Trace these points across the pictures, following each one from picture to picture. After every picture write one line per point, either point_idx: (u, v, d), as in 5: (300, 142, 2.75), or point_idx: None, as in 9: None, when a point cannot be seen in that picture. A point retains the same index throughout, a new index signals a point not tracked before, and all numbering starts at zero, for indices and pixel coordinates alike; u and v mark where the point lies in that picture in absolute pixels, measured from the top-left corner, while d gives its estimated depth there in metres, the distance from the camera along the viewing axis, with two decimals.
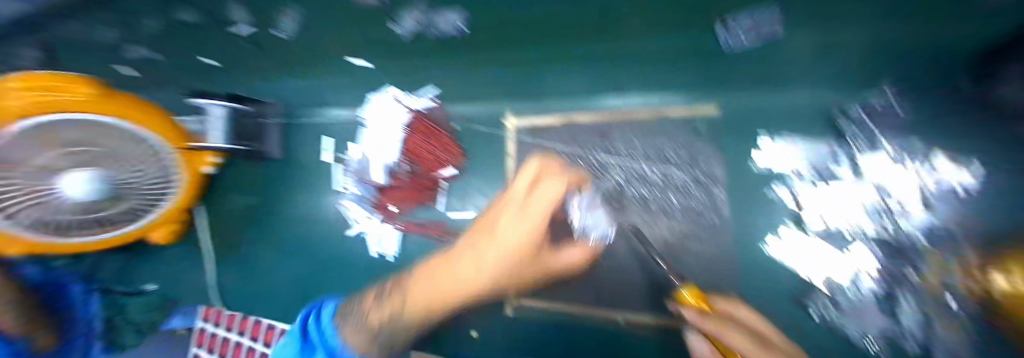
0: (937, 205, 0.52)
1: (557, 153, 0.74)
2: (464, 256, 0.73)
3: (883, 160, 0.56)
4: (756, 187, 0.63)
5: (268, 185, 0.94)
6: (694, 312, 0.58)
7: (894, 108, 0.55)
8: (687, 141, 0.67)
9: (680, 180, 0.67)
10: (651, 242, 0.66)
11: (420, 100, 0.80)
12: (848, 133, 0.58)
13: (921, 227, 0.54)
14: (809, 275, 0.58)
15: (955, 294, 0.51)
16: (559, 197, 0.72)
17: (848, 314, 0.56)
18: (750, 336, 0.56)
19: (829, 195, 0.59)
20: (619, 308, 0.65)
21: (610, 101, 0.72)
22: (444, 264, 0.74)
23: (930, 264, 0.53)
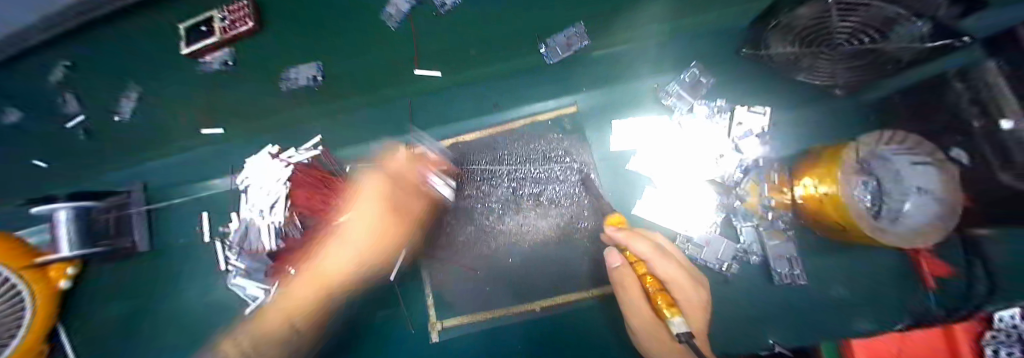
0: (745, 146, 0.71)
1: (451, 174, 0.77)
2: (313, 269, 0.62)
3: (701, 121, 0.73)
4: (617, 164, 0.74)
5: (142, 283, 0.82)
6: (613, 227, 0.60)
7: (699, 81, 0.74)
8: (558, 138, 0.76)
9: (561, 172, 0.75)
10: (550, 232, 0.73)
11: (303, 151, 0.76)
12: (673, 106, 0.74)
13: (739, 167, 0.69)
14: (676, 224, 0.69)
15: (771, 210, 0.67)
16: (463, 212, 0.76)
17: (706, 248, 0.67)
18: (659, 250, 0.56)
19: (672, 157, 0.71)
20: (533, 299, 0.71)
21: (490, 117, 0.79)
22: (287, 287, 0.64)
23: (752, 194, 0.69)
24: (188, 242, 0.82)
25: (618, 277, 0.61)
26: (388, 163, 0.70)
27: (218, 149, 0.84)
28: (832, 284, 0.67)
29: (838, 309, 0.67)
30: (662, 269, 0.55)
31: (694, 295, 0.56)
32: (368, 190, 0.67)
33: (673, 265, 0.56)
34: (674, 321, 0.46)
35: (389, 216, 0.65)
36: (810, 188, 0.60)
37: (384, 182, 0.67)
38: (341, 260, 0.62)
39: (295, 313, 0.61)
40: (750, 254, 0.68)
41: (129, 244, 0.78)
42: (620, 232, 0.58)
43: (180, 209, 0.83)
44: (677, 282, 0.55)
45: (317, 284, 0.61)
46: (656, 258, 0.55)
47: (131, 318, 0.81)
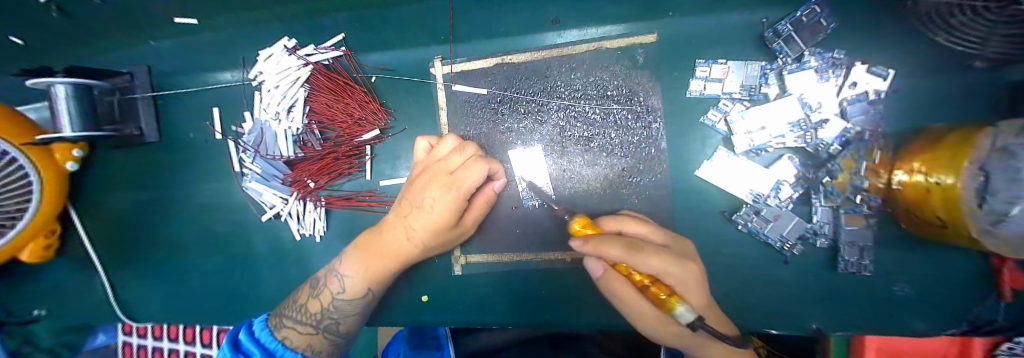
0: (853, 112, 0.58)
1: (492, 101, 0.67)
2: (377, 240, 0.59)
3: (811, 75, 0.57)
4: (689, 114, 0.63)
5: (157, 175, 0.79)
6: (579, 241, 0.48)
7: (819, 21, 0.56)
8: (625, 73, 0.63)
9: (621, 115, 0.63)
10: (595, 182, 0.64)
11: (321, 50, 0.66)
12: (778, 51, 0.59)
13: (837, 138, 0.58)
14: (741, 193, 0.60)
15: (861, 192, 0.56)
16: (498, 147, 0.66)
17: (774, 223, 0.59)
18: (636, 246, 0.46)
19: (764, 114, 0.58)
20: (566, 249, 0.66)
21: (545, 37, 0.66)
22: (367, 235, 0.62)
23: (843, 170, 0.58)
24: (199, 138, 0.76)
25: (608, 285, 0.52)
26: (459, 183, 0.53)
27: (215, 34, 0.70)
28: (901, 281, 0.60)
29: (895, 307, 0.61)
30: (645, 268, 0.45)
31: (684, 273, 0.48)
32: (438, 212, 0.54)
33: (657, 253, 0.47)
34: (679, 313, 0.43)
35: (461, 201, 0.54)
36: (916, 173, 0.47)
37: (453, 210, 0.54)
38: (400, 249, 0.58)
39: (375, 274, 0.59)
40: (819, 236, 0.60)
41: (136, 131, 0.73)
42: (588, 245, 0.47)
43: (190, 103, 0.76)
44: (672, 274, 0.46)
45: (373, 272, 0.58)
46: (638, 260, 0.45)
47: (152, 209, 0.80)
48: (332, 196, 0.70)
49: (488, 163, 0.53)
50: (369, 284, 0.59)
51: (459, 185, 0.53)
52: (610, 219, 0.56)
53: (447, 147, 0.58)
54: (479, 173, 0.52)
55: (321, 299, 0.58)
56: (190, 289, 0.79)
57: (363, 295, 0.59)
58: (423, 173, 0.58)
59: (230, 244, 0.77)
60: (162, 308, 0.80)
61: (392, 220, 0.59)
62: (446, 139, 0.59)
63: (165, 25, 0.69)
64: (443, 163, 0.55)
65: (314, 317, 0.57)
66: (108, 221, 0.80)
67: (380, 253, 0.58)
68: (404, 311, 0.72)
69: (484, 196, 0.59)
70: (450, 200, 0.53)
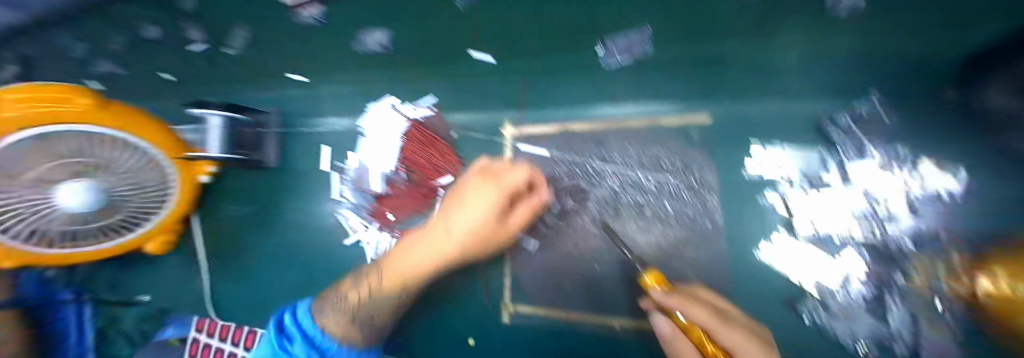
0: (922, 209, 0.56)
1: (553, 162, 0.75)
2: (429, 233, 0.68)
3: (873, 167, 0.58)
4: (746, 193, 0.65)
5: (262, 195, 0.93)
6: (660, 291, 0.52)
7: (879, 115, 0.59)
8: (681, 149, 0.68)
9: (675, 188, 0.67)
10: (648, 249, 0.67)
11: (419, 109, 0.80)
12: (837, 141, 0.61)
13: (906, 233, 0.57)
14: (808, 283, 0.60)
15: (941, 296, 0.54)
16: (554, 204, 0.73)
17: (841, 318, 0.58)
18: (721, 315, 0.50)
19: (821, 203, 0.61)
20: (609, 314, 0.67)
21: (606, 111, 0.74)
22: (415, 233, 0.72)
23: (920, 272, 0.56)
24: (301, 167, 0.91)
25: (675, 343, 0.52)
26: (500, 181, 0.64)
27: (338, 89, 0.88)
28: None
29: None
30: (724, 340, 0.45)
31: None
32: (471, 224, 0.64)
33: (743, 338, 0.45)
34: None
35: (501, 198, 0.63)
36: (1009, 286, 0.48)
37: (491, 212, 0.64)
38: (418, 266, 0.66)
39: (422, 271, 0.66)
40: (897, 341, 0.56)
41: (259, 157, 0.89)
42: (671, 297, 0.51)
43: (302, 139, 0.92)
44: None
45: (415, 271, 0.67)
46: (715, 326, 0.46)
47: (252, 222, 0.94)
48: (406, 230, 0.78)
49: (527, 170, 0.66)
50: (406, 276, 0.67)
51: (504, 186, 0.64)
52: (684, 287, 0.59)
53: (496, 163, 0.71)
54: (519, 176, 0.64)
55: (358, 293, 0.69)
56: (268, 299, 0.90)
57: (395, 289, 0.68)
58: (473, 177, 0.70)
59: (308, 262, 0.88)
60: (241, 312, 0.92)
61: (439, 215, 0.69)
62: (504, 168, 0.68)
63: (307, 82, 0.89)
64: (489, 168, 0.67)
65: (350, 310, 0.69)
66: (216, 229, 0.95)
67: (425, 247, 0.67)
68: (452, 350, 0.76)
69: (518, 199, 0.67)
70: (489, 207, 0.63)
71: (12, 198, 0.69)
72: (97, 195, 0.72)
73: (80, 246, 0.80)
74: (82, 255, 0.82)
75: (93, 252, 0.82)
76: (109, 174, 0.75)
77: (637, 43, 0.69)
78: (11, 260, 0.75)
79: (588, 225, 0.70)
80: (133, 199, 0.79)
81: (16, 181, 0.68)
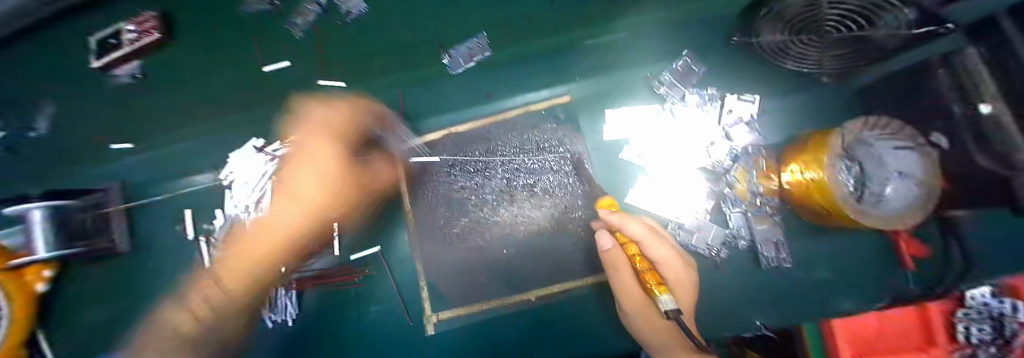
0: (735, 133, 0.72)
1: (446, 165, 0.77)
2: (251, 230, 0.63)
3: (693, 110, 0.73)
4: (610, 153, 0.76)
5: (127, 284, 0.80)
6: (607, 210, 0.62)
7: (691, 69, 0.73)
8: (552, 128, 0.76)
9: (554, 162, 0.74)
10: (544, 222, 0.73)
11: (286, 145, 0.74)
12: (665, 94, 0.75)
13: (728, 155, 0.71)
14: (667, 215, 0.70)
15: (760, 195, 0.68)
16: (456, 204, 0.75)
17: (696, 233, 0.68)
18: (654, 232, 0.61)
19: (665, 145, 0.73)
20: (575, 276, 0.71)
21: (483, 107, 0.78)
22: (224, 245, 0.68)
23: (742, 180, 0.70)
24: (179, 237, 0.80)
25: (609, 259, 0.63)
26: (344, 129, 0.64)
27: (197, 142, 0.79)
28: (815, 266, 0.70)
29: (821, 290, 0.70)
30: (653, 252, 0.59)
31: (681, 270, 0.60)
32: (311, 189, 0.58)
33: (663, 244, 0.60)
34: (663, 298, 0.50)
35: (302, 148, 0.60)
36: (798, 174, 0.60)
37: (340, 175, 0.60)
38: (284, 228, 0.59)
39: (237, 298, 0.60)
40: (740, 239, 0.70)
41: (109, 242, 0.76)
42: (615, 214, 0.60)
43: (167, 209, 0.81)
44: (667, 264, 0.59)
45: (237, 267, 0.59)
46: (651, 239, 0.59)
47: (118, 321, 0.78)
48: (303, 277, 0.71)
49: (328, 140, 0.60)
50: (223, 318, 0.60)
51: (333, 131, 0.62)
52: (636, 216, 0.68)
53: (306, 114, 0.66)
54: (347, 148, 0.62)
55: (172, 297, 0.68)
56: None
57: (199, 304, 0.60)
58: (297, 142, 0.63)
59: None
60: None
61: (264, 181, 0.65)
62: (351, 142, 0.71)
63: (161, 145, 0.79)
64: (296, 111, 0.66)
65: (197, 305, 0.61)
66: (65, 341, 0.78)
67: (244, 257, 0.59)
68: None
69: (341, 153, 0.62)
70: (321, 190, 0.58)
71: None
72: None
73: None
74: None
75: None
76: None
77: (476, 49, 0.73)
78: None
79: (487, 216, 0.74)
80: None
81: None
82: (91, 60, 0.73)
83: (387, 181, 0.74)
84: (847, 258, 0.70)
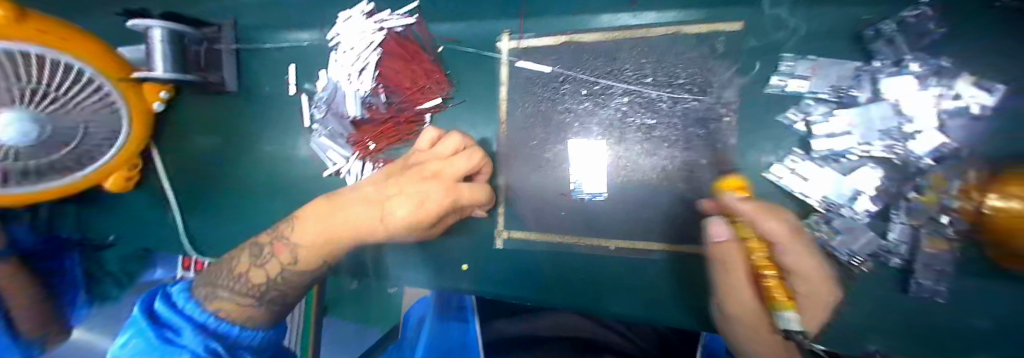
0: (951, 125, 0.53)
1: (556, 79, 0.66)
2: (340, 209, 0.55)
3: (909, 81, 0.52)
4: (764, 111, 0.60)
5: (229, 124, 0.85)
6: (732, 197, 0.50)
7: (929, 24, 0.52)
8: (702, 61, 0.60)
9: (690, 106, 0.60)
10: (652, 173, 0.63)
11: (396, 17, 0.68)
12: (877, 52, 0.54)
13: (932, 151, 0.53)
14: (814, 199, 0.57)
15: (949, 213, 0.52)
16: (555, 127, 0.67)
17: (841, 235, 0.56)
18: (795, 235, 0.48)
19: (849, 117, 0.55)
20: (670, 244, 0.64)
21: (617, 18, 0.64)
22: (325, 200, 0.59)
23: (931, 187, 0.54)
24: (272, 91, 0.80)
25: (719, 254, 0.54)
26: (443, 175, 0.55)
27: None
28: (980, 315, 0.55)
29: (967, 342, 0.56)
30: (786, 260, 0.47)
31: (815, 280, 0.49)
32: (430, 204, 0.52)
33: (802, 251, 0.48)
34: (786, 316, 0.45)
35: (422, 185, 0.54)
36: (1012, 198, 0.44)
37: (434, 207, 0.53)
38: (364, 223, 0.53)
39: (322, 251, 0.57)
40: (895, 256, 0.57)
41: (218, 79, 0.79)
42: (748, 205, 0.49)
43: (263, 58, 0.80)
44: (800, 275, 0.48)
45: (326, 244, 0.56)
46: (789, 246, 0.47)
47: (224, 155, 0.86)
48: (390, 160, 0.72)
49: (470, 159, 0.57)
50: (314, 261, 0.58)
51: (444, 179, 0.55)
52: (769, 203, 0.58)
53: (446, 146, 0.58)
54: (463, 167, 0.56)
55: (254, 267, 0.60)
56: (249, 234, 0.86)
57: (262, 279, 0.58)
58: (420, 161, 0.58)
59: (286, 194, 0.82)
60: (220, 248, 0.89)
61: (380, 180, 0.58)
62: (451, 137, 0.60)
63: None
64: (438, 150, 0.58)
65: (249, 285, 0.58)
66: (185, 161, 0.89)
67: (326, 235, 0.55)
68: (449, 274, 0.80)
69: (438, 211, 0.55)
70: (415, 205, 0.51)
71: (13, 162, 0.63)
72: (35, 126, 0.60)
73: (18, 187, 0.66)
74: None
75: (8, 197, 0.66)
76: (49, 102, 0.62)
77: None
78: None
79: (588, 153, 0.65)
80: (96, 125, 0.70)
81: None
82: None
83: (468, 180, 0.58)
84: None
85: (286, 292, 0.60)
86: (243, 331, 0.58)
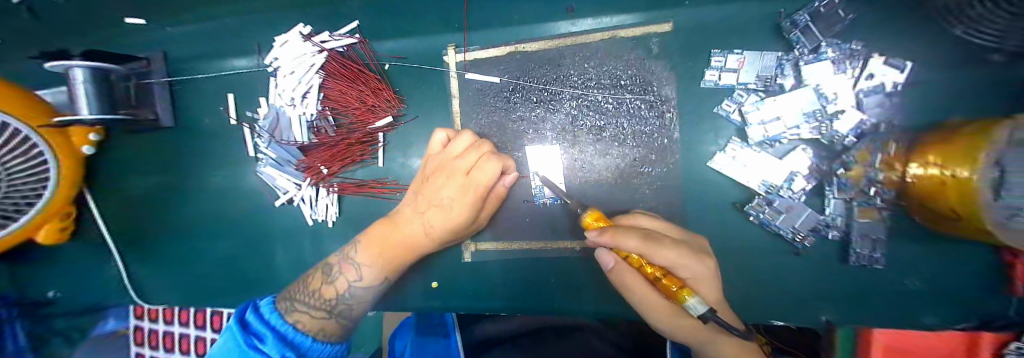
0: (867, 103, 0.58)
1: (505, 89, 0.67)
2: (403, 222, 0.62)
3: (826, 66, 0.57)
4: (701, 105, 0.63)
5: (171, 161, 0.80)
6: (593, 231, 0.47)
7: (837, 13, 0.57)
8: (640, 62, 0.63)
9: (633, 104, 0.63)
10: (606, 172, 0.65)
11: (336, 37, 0.67)
12: (794, 42, 0.59)
13: (853, 129, 0.58)
14: (753, 184, 0.60)
15: (876, 185, 0.56)
16: (510, 135, 0.67)
17: (784, 215, 0.59)
18: (649, 237, 0.47)
19: (781, 103, 0.58)
20: (547, 239, 0.68)
21: (558, 27, 0.66)
22: (383, 221, 0.65)
23: (858, 162, 0.57)
24: (215, 123, 0.77)
25: (618, 278, 0.51)
26: (475, 182, 0.57)
27: (237, 20, 0.71)
28: (911, 275, 0.59)
29: (903, 301, 0.60)
30: (658, 260, 0.45)
31: (696, 264, 0.48)
32: (456, 208, 0.59)
33: (668, 244, 0.47)
34: (691, 305, 0.42)
35: (461, 191, 0.59)
36: (931, 166, 0.46)
37: (469, 207, 0.59)
38: (421, 233, 0.61)
39: (393, 263, 0.61)
40: (832, 229, 0.60)
41: (152, 116, 0.75)
42: (604, 235, 0.46)
43: (203, 90, 0.77)
44: (685, 266, 0.47)
45: (397, 254, 0.61)
46: (654, 245, 0.46)
47: (169, 194, 0.82)
48: (345, 182, 0.71)
49: (500, 160, 0.57)
50: (387, 272, 0.61)
51: (475, 184, 0.58)
52: (625, 216, 0.58)
53: (462, 144, 0.62)
54: (493, 170, 0.56)
55: (335, 285, 0.57)
56: (205, 275, 0.82)
57: (334, 296, 0.56)
58: (439, 168, 0.62)
59: (242, 229, 0.79)
60: (172, 292, 0.84)
61: (417, 199, 0.64)
62: (462, 135, 0.63)
63: (196, 16, 0.72)
64: (459, 162, 0.58)
65: (328, 302, 0.55)
66: (123, 205, 0.83)
67: (397, 245, 0.61)
68: (416, 296, 0.76)
69: (478, 205, 0.60)
70: (469, 200, 0.59)
71: None
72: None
73: None
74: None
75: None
76: None
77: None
78: None
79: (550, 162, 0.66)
80: (25, 182, 0.62)
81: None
82: None
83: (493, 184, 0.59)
84: (958, 274, 0.57)
85: (356, 303, 0.58)
86: (315, 343, 0.51)
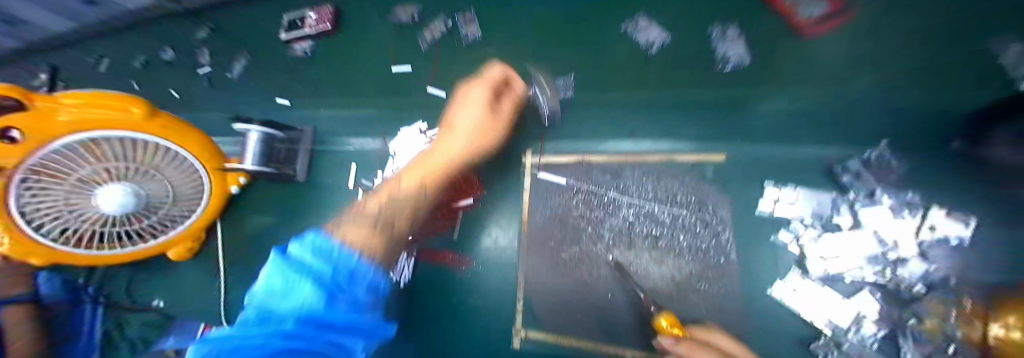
0: (934, 255, 0.59)
1: (571, 190, 0.78)
2: (432, 156, 0.70)
3: (885, 213, 0.62)
4: (759, 230, 0.67)
5: (286, 210, 0.98)
6: (670, 338, 0.56)
7: (891, 164, 0.64)
8: (696, 185, 0.71)
9: (690, 220, 0.70)
10: (663, 281, 0.68)
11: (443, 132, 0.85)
12: (849, 185, 0.64)
13: (920, 278, 0.59)
14: (818, 321, 0.60)
15: (954, 342, 0.55)
16: (572, 232, 0.75)
17: None
18: None
19: (832, 243, 0.62)
20: (620, 341, 0.68)
21: (623, 144, 0.78)
22: (407, 169, 0.69)
23: (933, 316, 0.57)
24: (331, 183, 0.96)
25: None
26: (485, 78, 0.78)
27: (371, 112, 0.96)
28: None
29: None
30: None
31: None
32: (476, 119, 0.73)
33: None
34: None
35: (488, 102, 0.75)
36: (1013, 330, 0.49)
37: (486, 110, 0.74)
38: (455, 142, 0.72)
39: (425, 192, 0.65)
40: None
41: (291, 171, 0.95)
42: (681, 345, 0.54)
43: (327, 158, 0.97)
44: None
45: (430, 173, 0.66)
46: None
47: (276, 236, 0.98)
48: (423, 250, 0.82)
49: (502, 67, 0.79)
50: (409, 208, 0.62)
51: (489, 82, 0.77)
52: (702, 329, 0.60)
53: (494, 70, 0.80)
54: (497, 71, 0.79)
55: (377, 200, 0.60)
56: None
57: (378, 206, 0.58)
58: (456, 101, 0.80)
59: None
60: None
61: (448, 127, 0.75)
62: (492, 67, 0.81)
63: (347, 108, 0.99)
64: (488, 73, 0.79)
65: (371, 215, 0.56)
66: (238, 240, 1.00)
67: (426, 170, 0.67)
68: None
69: (495, 104, 0.76)
70: (483, 106, 0.74)
71: (69, 216, 0.73)
72: (138, 198, 0.74)
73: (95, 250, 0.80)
74: (89, 257, 0.81)
75: (102, 257, 0.82)
76: (142, 178, 0.75)
77: (561, 87, 0.82)
78: (40, 253, 0.75)
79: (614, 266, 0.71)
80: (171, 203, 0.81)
81: (65, 180, 0.69)
82: (283, 36, 1.06)
83: (503, 89, 0.78)
84: None
85: None
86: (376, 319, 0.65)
